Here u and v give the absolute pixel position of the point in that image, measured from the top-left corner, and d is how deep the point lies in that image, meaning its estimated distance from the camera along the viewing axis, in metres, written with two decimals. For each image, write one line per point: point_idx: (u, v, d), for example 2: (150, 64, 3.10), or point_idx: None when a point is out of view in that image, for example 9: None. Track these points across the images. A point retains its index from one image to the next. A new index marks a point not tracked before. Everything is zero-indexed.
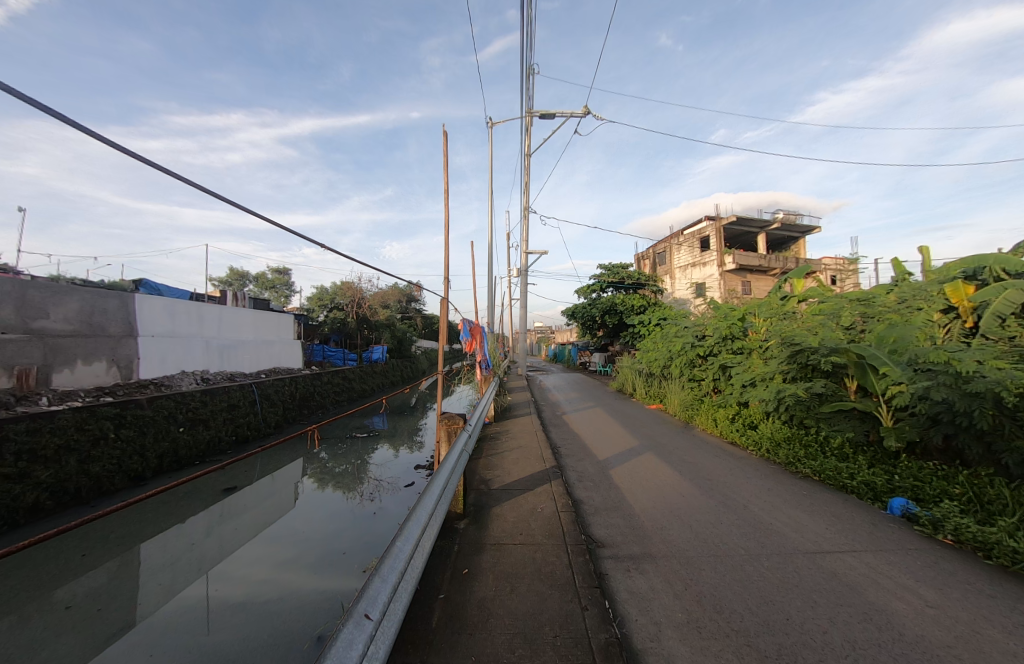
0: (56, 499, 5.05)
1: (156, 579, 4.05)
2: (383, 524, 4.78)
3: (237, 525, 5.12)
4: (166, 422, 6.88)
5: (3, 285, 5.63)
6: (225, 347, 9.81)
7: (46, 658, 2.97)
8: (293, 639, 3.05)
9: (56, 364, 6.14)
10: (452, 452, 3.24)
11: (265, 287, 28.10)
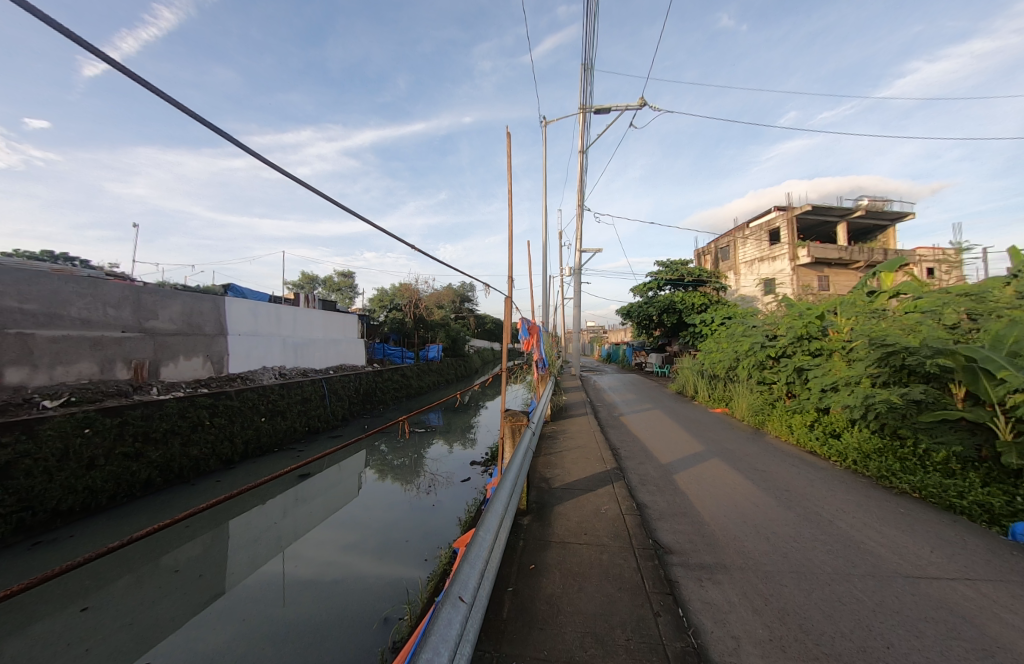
0: (164, 477, 5.80)
1: (242, 552, 4.48)
2: (441, 515, 4.94)
3: (310, 510, 5.52)
4: (250, 413, 7.63)
5: (122, 290, 6.53)
6: (299, 345, 10.69)
7: (157, 619, 3.41)
8: (363, 618, 3.30)
9: (164, 359, 7.03)
10: (517, 455, 3.30)
11: (332, 290, 30.28)
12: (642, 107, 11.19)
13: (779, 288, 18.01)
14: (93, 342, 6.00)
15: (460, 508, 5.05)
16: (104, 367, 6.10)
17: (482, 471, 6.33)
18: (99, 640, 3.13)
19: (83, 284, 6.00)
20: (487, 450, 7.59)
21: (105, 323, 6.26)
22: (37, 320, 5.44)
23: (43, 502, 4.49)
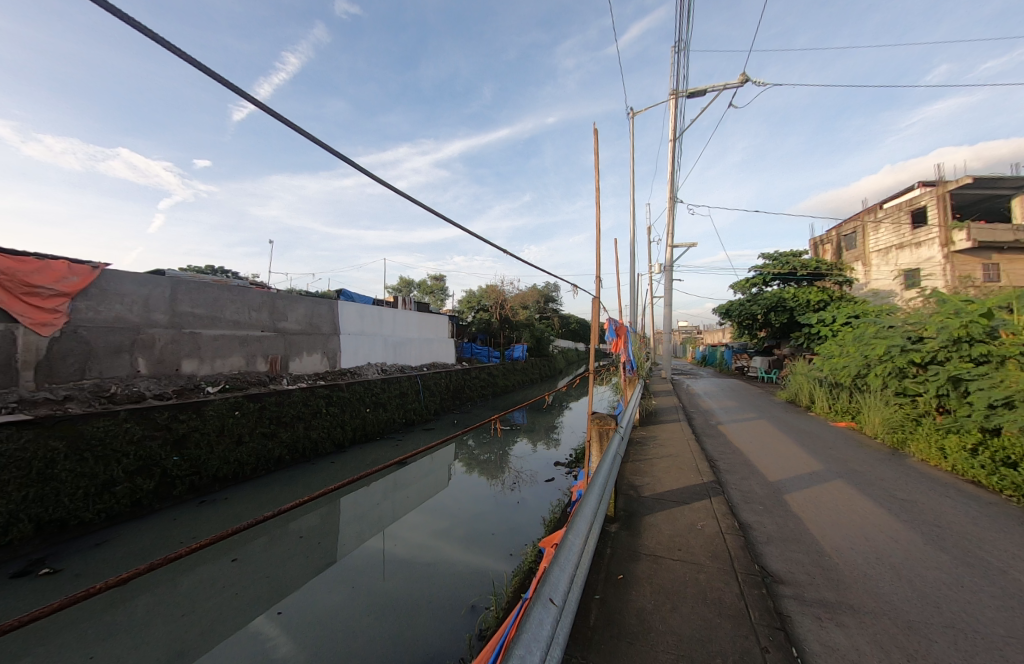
0: (292, 455, 6.78)
1: (351, 527, 5.03)
2: (525, 513, 4.99)
3: (406, 496, 5.98)
4: (357, 404, 8.54)
5: (262, 296, 7.77)
6: (398, 344, 11.71)
7: (285, 578, 4.00)
8: (452, 603, 3.47)
9: (292, 354, 8.24)
10: (605, 460, 3.19)
11: (426, 294, 32.81)
12: (742, 83, 10.11)
13: (927, 280, 15.02)
14: (241, 340, 7.25)
15: (545, 507, 5.06)
16: (248, 360, 7.35)
17: (566, 472, 6.27)
18: (244, 592, 3.78)
19: (233, 292, 7.24)
20: (571, 452, 7.50)
21: (250, 324, 7.51)
22: (203, 322, 6.74)
23: (207, 468, 5.55)
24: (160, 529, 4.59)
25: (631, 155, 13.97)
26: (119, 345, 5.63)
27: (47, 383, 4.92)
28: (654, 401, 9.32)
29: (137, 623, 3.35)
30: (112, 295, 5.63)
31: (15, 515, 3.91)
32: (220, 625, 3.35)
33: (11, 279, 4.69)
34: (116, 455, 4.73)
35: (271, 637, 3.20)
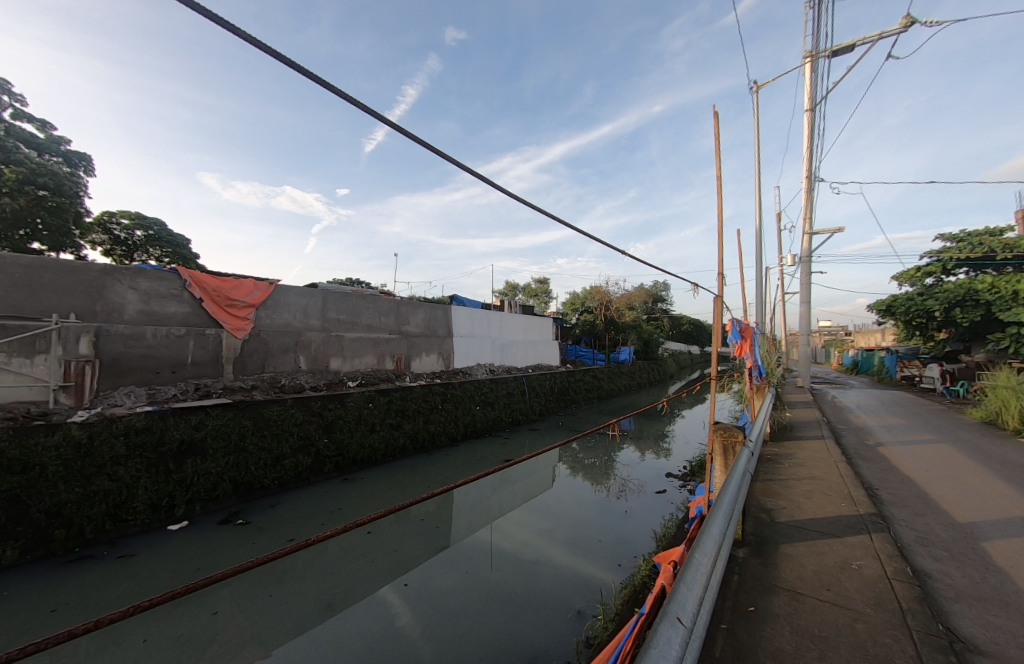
0: (414, 444, 7.50)
1: (463, 516, 5.36)
2: (636, 523, 4.75)
3: (512, 493, 6.16)
4: (468, 402, 9.10)
5: (390, 303, 8.72)
6: (504, 346, 12.18)
7: (409, 556, 4.42)
8: (558, 605, 3.44)
9: (414, 354, 9.16)
10: (734, 474, 2.87)
11: (531, 297, 33.93)
12: (904, 29, 8.30)
13: None
14: (374, 341, 8.28)
15: (656, 520, 4.76)
16: (379, 360, 8.37)
17: (682, 486, 5.82)
18: (377, 561, 4.31)
19: (367, 300, 8.27)
20: (685, 464, 6.93)
21: (381, 328, 8.52)
22: (346, 326, 7.84)
23: (348, 450, 6.43)
24: (312, 499, 5.46)
25: (755, 132, 12.32)
26: (287, 345, 6.86)
27: (241, 375, 6.28)
28: (788, 413, 8.11)
29: (299, 574, 4.07)
30: (282, 304, 6.86)
31: (221, 476, 5.04)
32: (359, 590, 3.87)
33: (219, 295, 6.10)
34: (285, 434, 5.77)
35: (395, 606, 3.59)
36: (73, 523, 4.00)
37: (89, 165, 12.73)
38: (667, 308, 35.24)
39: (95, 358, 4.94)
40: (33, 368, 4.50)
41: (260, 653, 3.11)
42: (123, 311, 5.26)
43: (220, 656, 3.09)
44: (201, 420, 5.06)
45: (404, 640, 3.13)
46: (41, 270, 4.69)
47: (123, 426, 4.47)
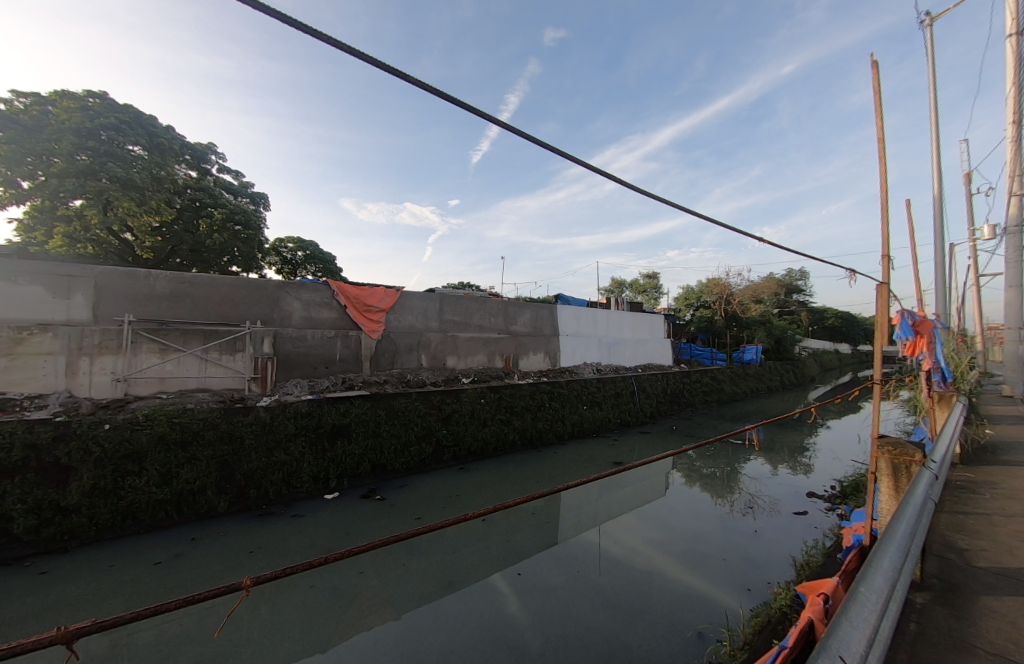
0: (522, 440, 7.78)
1: (571, 516, 5.34)
2: (769, 546, 4.22)
3: (622, 496, 5.96)
4: (576, 401, 9.06)
5: (499, 304, 9.12)
6: (613, 344, 11.79)
7: (520, 547, 4.58)
8: (674, 621, 3.22)
9: (522, 353, 9.44)
10: (914, 494, 2.36)
11: (638, 292, 32.54)
12: None
13: None
14: (485, 341, 8.77)
15: (796, 546, 4.16)
16: (490, 358, 8.83)
17: (828, 510, 5.00)
18: (491, 548, 4.56)
19: (479, 302, 8.78)
20: (833, 484, 5.94)
21: (491, 328, 8.97)
22: (460, 326, 8.44)
23: (463, 442, 6.94)
24: (433, 483, 6.03)
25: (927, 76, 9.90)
26: (412, 345, 7.68)
27: (376, 371, 7.21)
28: (990, 430, 6.34)
29: (423, 549, 4.53)
30: (407, 308, 7.67)
31: (362, 457, 5.85)
32: (476, 571, 4.16)
33: (358, 301, 7.07)
34: (411, 424, 6.45)
35: (505, 593, 3.75)
36: (261, 485, 5.06)
37: (267, 202, 15.98)
38: (798, 300, 30.38)
39: (274, 355, 6.16)
40: (235, 362, 5.85)
41: (391, 616, 3.55)
42: (291, 317, 6.42)
43: (361, 611, 3.64)
44: (347, 408, 5.93)
45: (513, 627, 3.26)
46: (239, 286, 6.01)
47: (293, 410, 5.46)
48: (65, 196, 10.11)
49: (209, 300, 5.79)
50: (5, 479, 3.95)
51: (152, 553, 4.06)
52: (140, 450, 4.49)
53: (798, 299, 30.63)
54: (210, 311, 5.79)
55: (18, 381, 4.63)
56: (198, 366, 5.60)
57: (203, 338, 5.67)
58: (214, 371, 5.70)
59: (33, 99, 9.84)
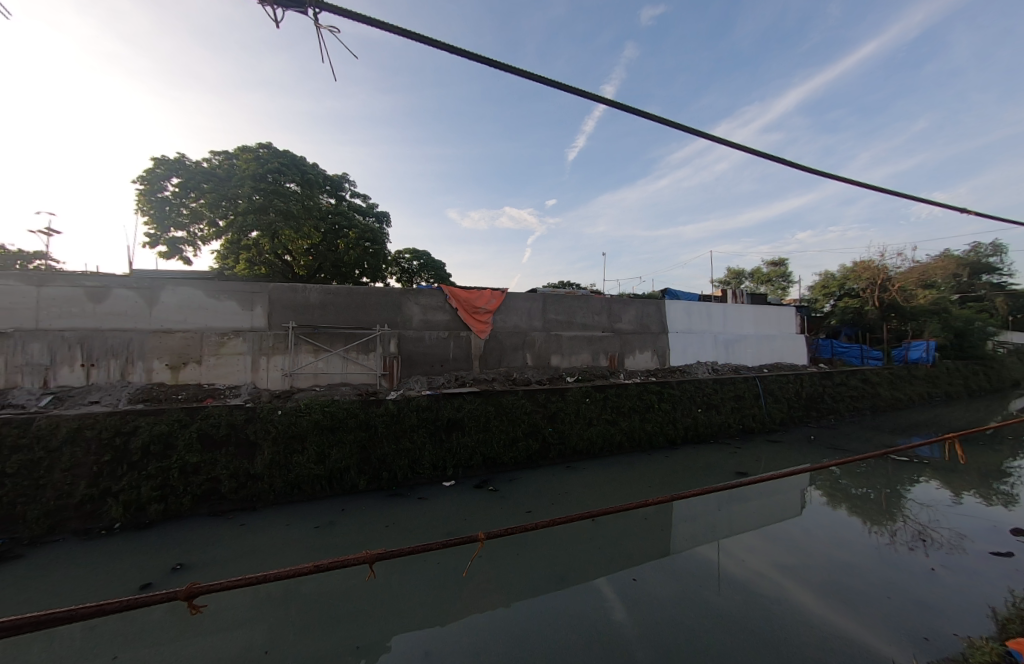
0: (629, 441, 7.55)
1: (685, 526, 5.06)
2: (951, 591, 3.44)
3: (745, 510, 5.42)
4: (689, 403, 8.47)
5: (603, 301, 8.97)
6: (731, 341, 10.70)
7: (632, 554, 4.48)
8: (808, 656, 2.85)
9: (627, 351, 9.15)
10: None
11: (762, 282, 29.16)
12: None
13: None
14: (589, 340, 8.69)
15: (992, 597, 3.32)
16: (594, 356, 8.74)
17: None
18: (599, 551, 4.54)
19: (582, 300, 8.74)
20: None
21: (595, 326, 8.85)
22: (564, 326, 8.52)
23: (569, 440, 7.01)
24: (539, 479, 6.19)
25: None
26: (517, 344, 7.98)
27: (485, 369, 7.67)
28: None
29: (534, 542, 4.72)
30: (512, 308, 8.00)
31: (475, 450, 6.28)
32: (588, 571, 4.19)
33: (468, 304, 7.58)
34: (518, 420, 6.75)
35: (611, 598, 3.71)
36: (391, 468, 5.77)
37: (390, 219, 18.05)
38: (988, 283, 23.82)
39: (398, 354, 6.97)
40: (369, 361, 6.76)
41: (502, 602, 3.76)
42: (413, 320, 7.17)
43: (475, 593, 3.94)
44: (460, 404, 6.47)
45: (622, 635, 3.20)
46: (370, 293, 6.90)
47: (415, 404, 6.15)
48: (246, 229, 12.70)
49: (348, 307, 6.76)
50: (216, 449, 5.18)
51: (314, 519, 4.92)
52: (302, 432, 5.49)
53: (987, 282, 24.01)
54: (350, 317, 6.75)
55: (221, 375, 6.02)
56: (341, 364, 6.60)
57: (344, 340, 6.64)
58: (354, 368, 6.66)
59: (224, 156, 12.77)
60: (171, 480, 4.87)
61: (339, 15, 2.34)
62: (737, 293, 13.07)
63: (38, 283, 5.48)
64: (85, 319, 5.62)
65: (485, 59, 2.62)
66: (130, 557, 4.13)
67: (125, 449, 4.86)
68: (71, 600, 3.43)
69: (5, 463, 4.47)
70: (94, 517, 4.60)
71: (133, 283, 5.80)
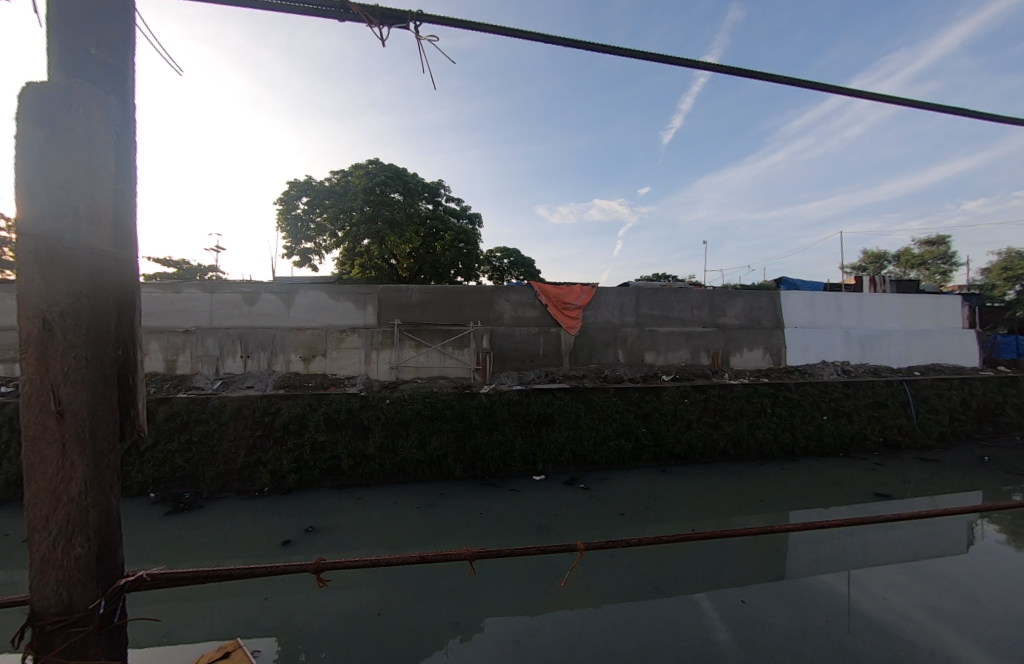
0: (735, 449, 6.91)
1: (805, 549, 4.48)
2: None
3: (885, 539, 4.60)
4: (810, 409, 7.49)
5: (704, 294, 8.32)
6: (866, 337, 9.10)
7: (738, 574, 4.09)
8: None
9: (733, 349, 8.35)
10: None
11: (912, 265, 24.36)
12: None
13: None
14: (687, 336, 8.12)
15: None
16: (694, 354, 8.15)
17: None
18: (699, 565, 4.25)
19: (679, 293, 8.21)
20: None
21: (694, 320, 8.24)
22: (659, 321, 8.09)
23: (665, 443, 6.66)
24: (631, 480, 6.00)
25: None
26: (608, 341, 7.78)
27: (575, 365, 7.63)
28: None
29: (630, 549, 4.58)
30: (603, 304, 7.83)
31: (565, 446, 6.31)
32: (686, 584, 3.95)
33: (557, 300, 7.61)
34: (609, 418, 6.64)
35: (711, 615, 3.47)
36: (485, 459, 6.08)
37: (482, 220, 18.89)
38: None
39: (490, 349, 7.28)
40: (463, 356, 7.19)
41: (592, 602, 3.74)
42: (504, 317, 7.43)
43: (566, 590, 3.95)
44: (550, 399, 6.62)
45: (723, 656, 2.98)
46: (465, 292, 7.31)
47: (506, 398, 6.43)
48: (359, 238, 14.33)
49: (445, 305, 7.25)
50: (338, 430, 5.99)
51: (416, 500, 5.39)
52: (406, 420, 6.08)
53: None
54: (447, 314, 7.24)
55: (341, 366, 6.91)
56: (440, 359, 7.13)
57: (441, 337, 7.15)
58: (451, 363, 7.15)
59: (341, 174, 14.56)
60: (304, 455, 5.74)
61: (438, 22, 2.47)
62: (874, 280, 11.05)
63: (211, 290, 6.87)
64: (243, 319, 6.88)
65: (582, 42, 2.56)
66: (276, 516, 4.99)
67: (270, 426, 5.89)
68: (236, 550, 4.26)
69: (191, 431, 5.73)
70: (250, 481, 5.64)
71: (275, 289, 6.93)
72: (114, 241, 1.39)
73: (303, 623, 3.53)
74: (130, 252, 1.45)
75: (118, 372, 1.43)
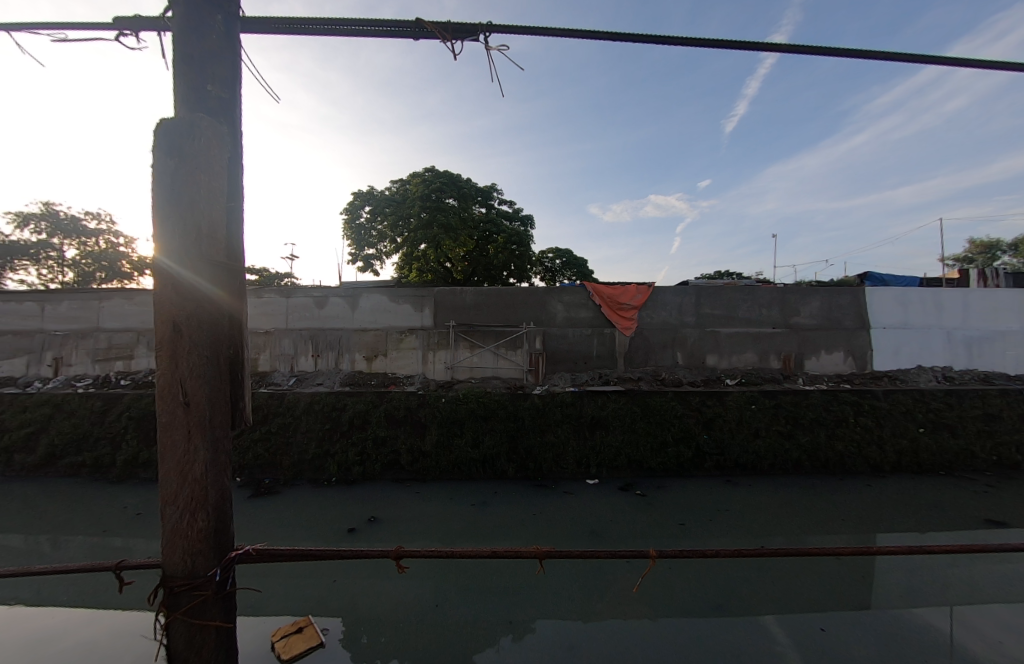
0: (812, 462, 6.34)
1: (896, 577, 4.02)
2: None
3: (999, 574, 3.99)
4: (903, 420, 6.72)
5: (774, 293, 7.74)
6: (973, 339, 7.95)
7: (814, 599, 3.76)
8: None
9: (808, 351, 7.69)
10: None
11: None
12: None
13: None
14: (754, 337, 7.61)
15: None
16: (762, 357, 7.62)
17: None
18: (769, 585, 3.96)
19: (745, 292, 7.72)
20: None
21: (762, 321, 7.69)
22: (722, 321, 7.64)
23: (730, 452, 6.28)
24: (690, 489, 5.74)
25: None
26: (666, 342, 7.50)
27: (630, 367, 7.44)
28: None
29: (693, 564, 4.39)
30: (659, 304, 7.55)
31: (619, 450, 6.17)
32: (755, 603, 3.71)
33: (612, 300, 7.45)
34: (668, 423, 6.41)
35: (782, 639, 3.24)
36: (537, 460, 6.11)
37: (534, 222, 18.97)
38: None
39: (543, 351, 7.31)
40: (517, 357, 7.29)
41: (650, 614, 3.63)
42: (556, 318, 7.43)
43: (622, 599, 3.88)
44: (604, 402, 6.61)
45: None
46: (518, 294, 7.40)
47: (559, 400, 6.57)
48: (416, 243, 14.98)
49: (499, 307, 7.39)
50: (398, 427, 6.36)
51: (470, 498, 5.54)
52: (460, 418, 6.32)
53: None
54: (501, 316, 7.38)
55: (401, 366, 7.29)
56: (493, 359, 7.28)
57: (495, 338, 7.30)
58: (505, 363, 7.27)
59: (400, 184, 15.36)
60: (367, 449, 6.13)
61: (505, 32, 2.54)
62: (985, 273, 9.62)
63: (287, 295, 7.55)
64: (315, 321, 7.48)
65: (648, 36, 2.49)
66: (344, 505, 5.38)
67: (338, 421, 6.38)
68: (311, 534, 4.66)
69: (270, 423, 6.35)
70: (320, 471, 6.11)
71: (343, 293, 7.47)
72: (228, 253, 1.59)
73: (369, 607, 3.78)
74: (239, 262, 1.66)
75: (230, 370, 1.64)
